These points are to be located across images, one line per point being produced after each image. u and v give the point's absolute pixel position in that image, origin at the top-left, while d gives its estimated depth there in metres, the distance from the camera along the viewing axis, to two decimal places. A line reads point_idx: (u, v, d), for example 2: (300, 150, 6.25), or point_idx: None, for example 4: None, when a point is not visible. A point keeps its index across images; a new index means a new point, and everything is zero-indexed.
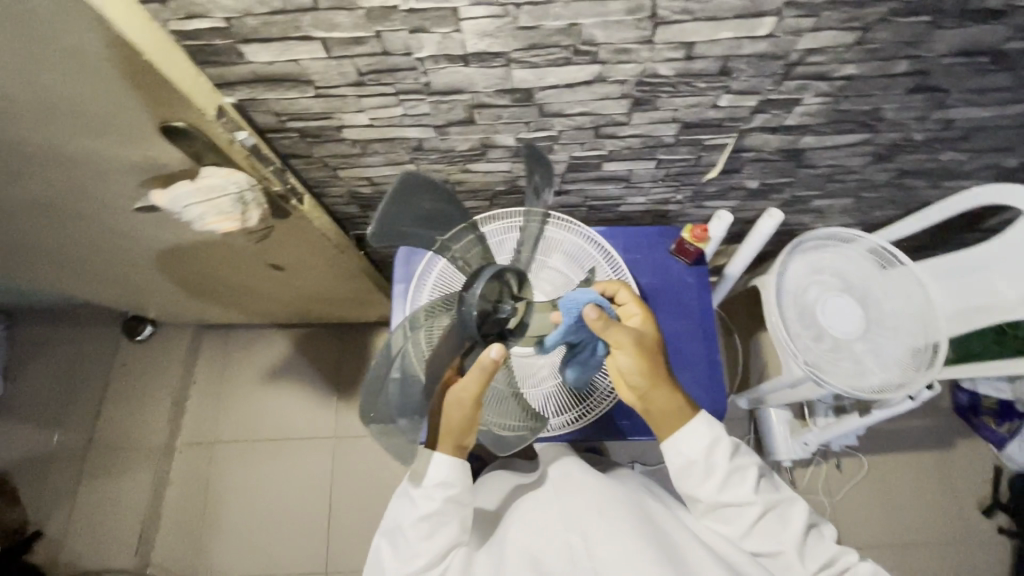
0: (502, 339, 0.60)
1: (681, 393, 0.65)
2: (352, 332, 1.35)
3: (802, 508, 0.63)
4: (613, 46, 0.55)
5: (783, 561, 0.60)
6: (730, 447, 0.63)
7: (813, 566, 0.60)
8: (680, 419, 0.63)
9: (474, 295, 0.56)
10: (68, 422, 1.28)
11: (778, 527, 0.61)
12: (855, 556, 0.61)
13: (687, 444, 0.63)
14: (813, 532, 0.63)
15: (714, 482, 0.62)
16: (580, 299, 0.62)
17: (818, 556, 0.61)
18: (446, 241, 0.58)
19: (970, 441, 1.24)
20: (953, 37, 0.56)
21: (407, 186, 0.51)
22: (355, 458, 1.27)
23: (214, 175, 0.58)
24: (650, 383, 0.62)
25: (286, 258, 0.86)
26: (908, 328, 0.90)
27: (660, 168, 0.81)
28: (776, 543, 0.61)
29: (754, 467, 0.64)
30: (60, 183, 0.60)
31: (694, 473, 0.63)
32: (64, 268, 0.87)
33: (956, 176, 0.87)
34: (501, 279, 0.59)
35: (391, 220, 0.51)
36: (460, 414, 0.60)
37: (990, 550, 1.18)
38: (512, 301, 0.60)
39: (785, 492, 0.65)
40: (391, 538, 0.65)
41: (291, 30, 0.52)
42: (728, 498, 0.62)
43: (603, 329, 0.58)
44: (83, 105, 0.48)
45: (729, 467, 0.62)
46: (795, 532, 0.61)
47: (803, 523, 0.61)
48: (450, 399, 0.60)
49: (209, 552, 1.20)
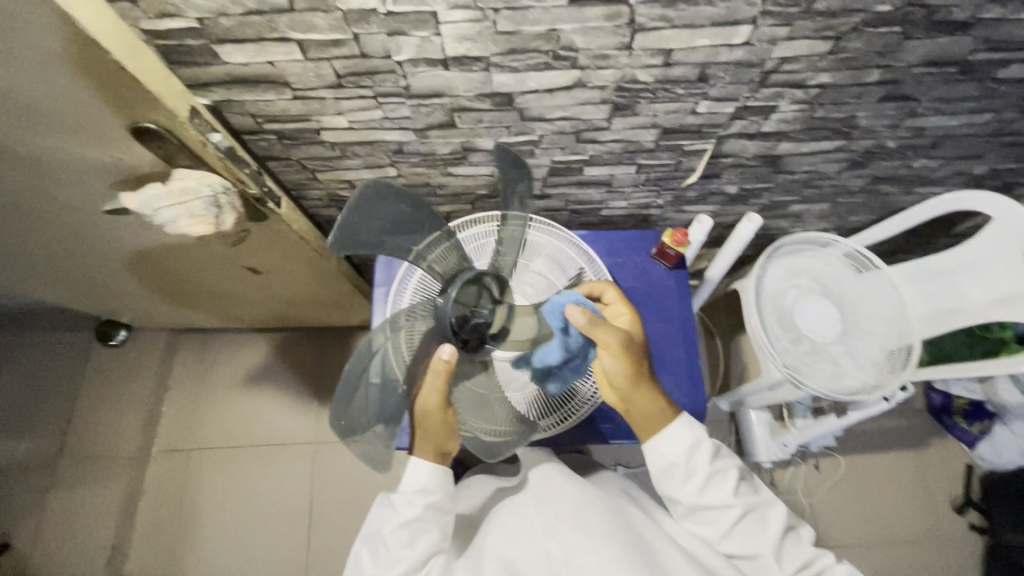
0: (481, 344, 0.60)
1: (664, 395, 0.65)
2: (333, 335, 1.33)
3: (781, 510, 0.63)
4: (592, 52, 0.55)
5: (760, 563, 0.61)
6: (710, 450, 0.64)
7: (789, 568, 0.61)
8: (662, 420, 0.64)
9: (449, 300, 0.56)
10: (38, 430, 1.24)
11: (756, 530, 0.62)
12: (832, 558, 0.62)
13: (668, 446, 0.63)
14: (790, 534, 0.64)
15: (694, 484, 0.63)
16: (563, 301, 0.62)
17: (795, 557, 0.62)
18: (422, 250, 0.57)
19: (943, 441, 1.27)
20: (922, 48, 0.57)
21: (371, 195, 0.50)
22: (336, 463, 1.25)
23: (186, 179, 0.57)
24: (634, 383, 0.62)
25: (264, 262, 0.85)
26: (883, 331, 0.91)
27: (641, 173, 0.82)
28: (754, 545, 0.61)
29: (734, 470, 0.64)
30: (27, 186, 0.58)
31: (675, 475, 0.63)
32: (33, 272, 0.85)
33: (928, 182, 0.89)
34: (479, 283, 0.59)
35: (353, 232, 0.51)
36: (432, 421, 0.60)
37: (963, 548, 1.21)
38: (491, 304, 0.60)
39: (764, 494, 0.65)
40: (371, 544, 0.64)
41: (266, 32, 0.52)
42: (708, 501, 0.63)
43: (588, 325, 0.59)
44: (48, 106, 0.46)
45: (709, 469, 0.63)
46: (772, 534, 0.61)
47: (781, 526, 0.62)
48: (419, 409, 0.60)
49: (186, 561, 1.18)
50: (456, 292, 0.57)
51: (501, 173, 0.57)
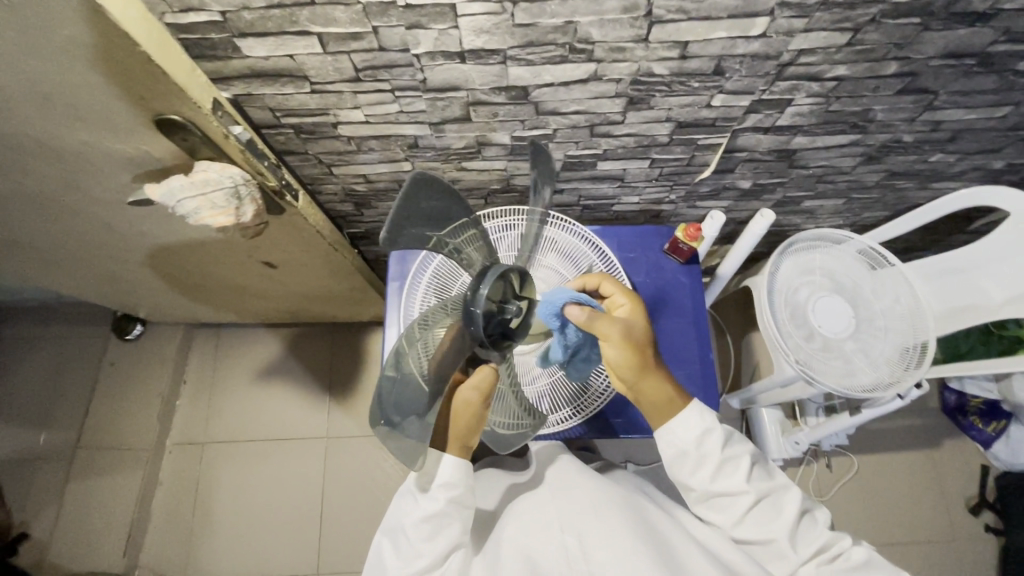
0: (506, 340, 0.61)
1: (672, 382, 0.64)
2: (345, 331, 1.35)
3: (795, 495, 0.63)
4: (609, 44, 0.55)
5: (775, 548, 0.60)
6: (722, 436, 0.63)
7: (804, 553, 0.60)
8: (673, 409, 0.64)
9: (480, 297, 0.57)
10: (55, 422, 1.26)
11: (771, 515, 0.62)
12: (848, 541, 0.62)
13: (679, 433, 0.63)
14: (805, 518, 0.63)
15: (706, 471, 0.63)
16: (558, 300, 0.60)
17: (810, 542, 0.61)
18: (444, 236, 0.57)
19: (958, 441, 1.26)
20: (941, 40, 0.57)
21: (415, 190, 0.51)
22: (347, 458, 1.26)
23: (208, 170, 0.58)
24: (640, 373, 0.62)
25: (279, 256, 0.86)
26: (897, 329, 0.91)
27: (654, 168, 0.82)
28: (767, 531, 0.61)
29: (747, 456, 0.63)
30: (54, 177, 0.60)
31: (687, 462, 0.64)
32: (55, 265, 0.86)
33: (944, 177, 0.89)
34: (506, 279, 0.60)
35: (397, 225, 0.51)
36: (468, 414, 0.61)
37: (978, 549, 1.19)
38: (516, 300, 0.61)
39: (779, 479, 0.64)
40: (393, 536, 0.65)
41: (288, 25, 0.52)
42: (720, 488, 0.62)
43: (588, 321, 0.59)
44: (79, 97, 0.47)
45: (721, 456, 0.62)
46: (786, 519, 0.61)
47: (795, 511, 0.61)
48: (460, 399, 0.61)
49: (200, 553, 1.19)
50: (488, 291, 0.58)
51: (533, 169, 0.58)
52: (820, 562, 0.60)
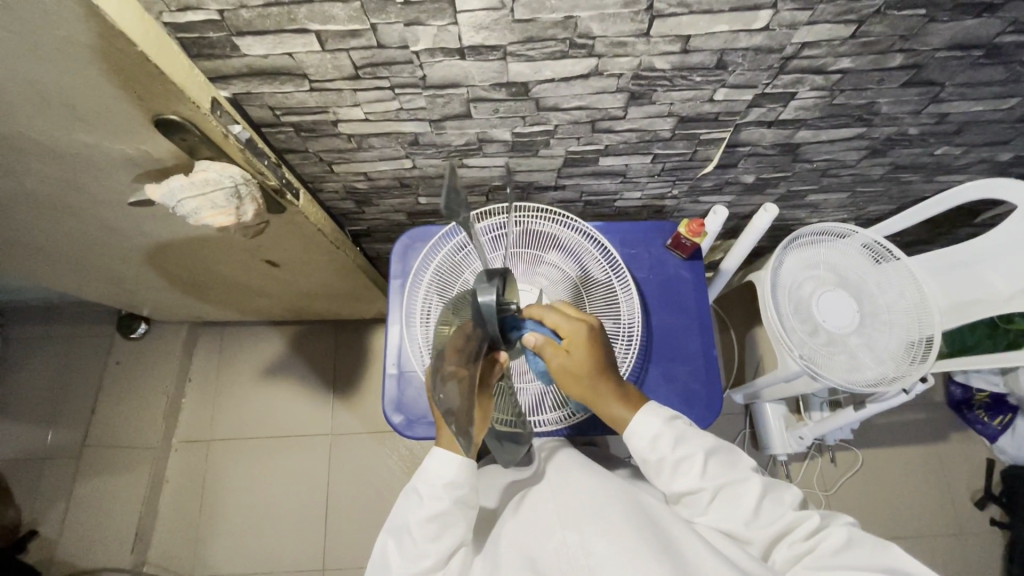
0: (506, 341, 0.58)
1: (625, 398, 0.65)
2: (350, 328, 1.36)
3: (755, 483, 0.61)
4: (610, 39, 0.55)
5: (742, 536, 0.60)
6: (673, 437, 0.63)
7: (770, 535, 0.59)
8: (621, 420, 0.65)
9: (489, 300, 0.53)
10: (63, 420, 1.27)
11: (733, 504, 0.61)
12: (818, 521, 0.58)
13: (637, 442, 0.64)
14: (769, 498, 0.61)
15: (666, 474, 0.63)
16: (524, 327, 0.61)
17: (773, 524, 0.59)
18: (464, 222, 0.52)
19: (963, 434, 1.25)
20: (947, 31, 0.56)
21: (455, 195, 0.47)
22: (352, 454, 1.27)
23: (208, 170, 0.58)
24: (589, 395, 0.63)
25: (281, 254, 0.86)
26: (903, 322, 0.90)
27: (657, 163, 0.81)
28: (731, 522, 0.60)
29: (702, 453, 0.62)
30: (52, 178, 0.60)
31: (650, 468, 0.64)
32: (57, 266, 0.87)
33: (950, 170, 0.88)
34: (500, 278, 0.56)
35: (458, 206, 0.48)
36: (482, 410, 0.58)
37: (984, 545, 1.19)
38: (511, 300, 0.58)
39: (740, 469, 0.63)
40: (399, 535, 0.62)
41: (285, 23, 0.52)
42: (681, 488, 0.62)
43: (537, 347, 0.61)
44: (75, 99, 0.47)
45: (674, 457, 0.62)
46: (746, 510, 0.60)
47: (753, 498, 0.60)
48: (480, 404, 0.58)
49: (205, 548, 1.20)
50: (485, 287, 0.54)
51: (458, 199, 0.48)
52: (791, 542, 0.58)
